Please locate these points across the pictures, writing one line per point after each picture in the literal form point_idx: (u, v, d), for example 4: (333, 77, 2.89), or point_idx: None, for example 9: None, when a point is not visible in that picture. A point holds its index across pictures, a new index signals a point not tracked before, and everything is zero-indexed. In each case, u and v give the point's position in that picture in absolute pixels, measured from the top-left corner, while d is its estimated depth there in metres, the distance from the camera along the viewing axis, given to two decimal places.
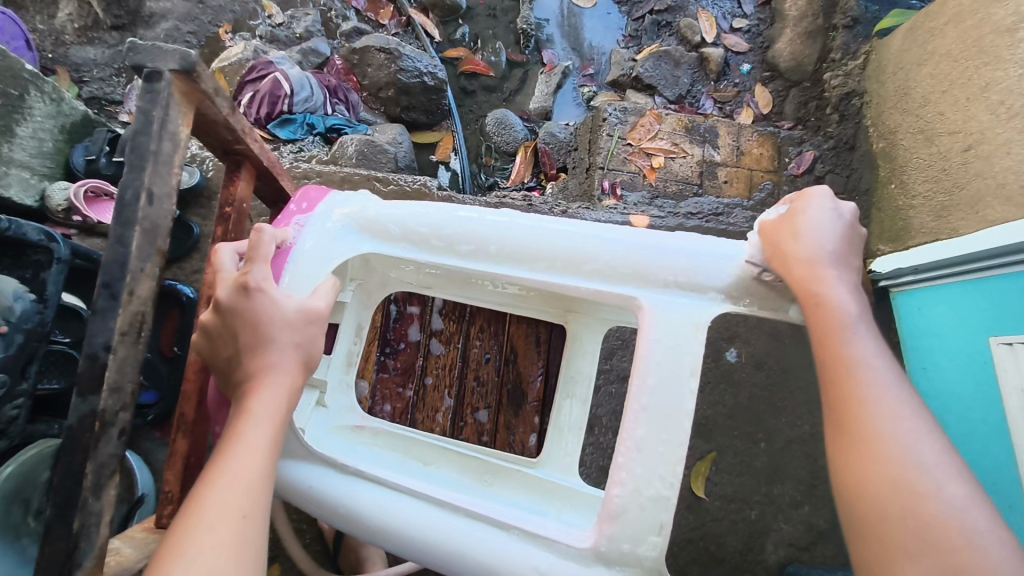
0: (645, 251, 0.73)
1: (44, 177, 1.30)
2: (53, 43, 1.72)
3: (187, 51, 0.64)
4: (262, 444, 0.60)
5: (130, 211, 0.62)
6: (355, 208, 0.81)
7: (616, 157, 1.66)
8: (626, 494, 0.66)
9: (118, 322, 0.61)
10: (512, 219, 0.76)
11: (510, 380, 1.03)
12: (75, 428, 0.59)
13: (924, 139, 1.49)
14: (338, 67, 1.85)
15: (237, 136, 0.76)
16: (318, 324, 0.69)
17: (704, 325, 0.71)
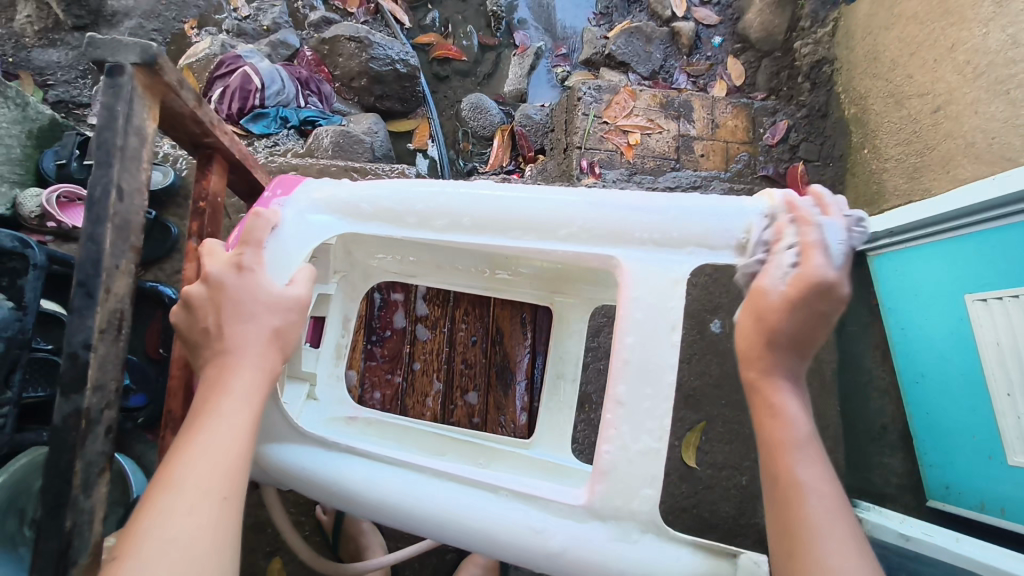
0: (622, 211, 0.73)
1: (15, 184, 1.29)
2: (13, 46, 1.68)
3: (148, 44, 0.63)
4: (240, 425, 0.60)
5: (100, 207, 0.61)
6: (328, 190, 0.80)
7: (593, 135, 1.67)
8: (615, 450, 0.68)
9: (96, 320, 0.61)
10: (485, 192, 0.76)
11: (498, 361, 1.03)
12: (60, 428, 0.60)
13: (894, 103, 1.51)
14: (308, 58, 1.82)
15: (206, 128, 0.76)
16: (297, 313, 0.69)
17: (684, 278, 0.72)
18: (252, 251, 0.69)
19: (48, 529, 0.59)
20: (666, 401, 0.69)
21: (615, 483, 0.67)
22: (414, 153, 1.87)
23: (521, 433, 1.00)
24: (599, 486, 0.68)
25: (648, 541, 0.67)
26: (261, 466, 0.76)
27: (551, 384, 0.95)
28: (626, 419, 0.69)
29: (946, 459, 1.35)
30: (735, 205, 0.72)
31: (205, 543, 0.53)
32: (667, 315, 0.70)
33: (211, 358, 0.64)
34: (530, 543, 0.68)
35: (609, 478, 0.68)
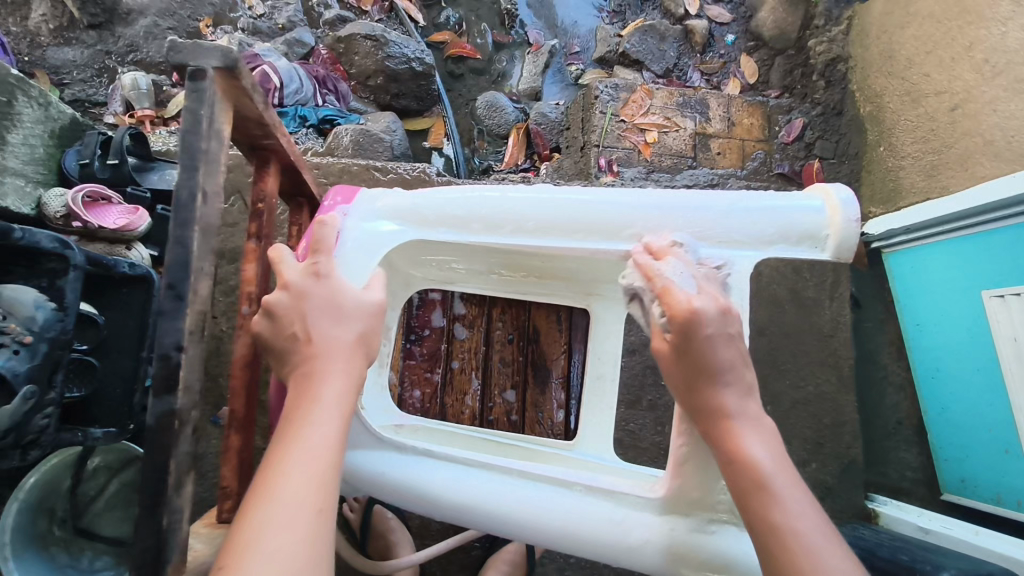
0: (680, 210, 0.74)
1: (39, 184, 1.28)
2: (28, 45, 1.68)
3: (228, 47, 0.62)
4: (332, 431, 0.61)
5: (186, 211, 0.59)
6: (389, 198, 0.81)
7: (610, 134, 1.67)
8: (688, 441, 0.70)
9: (186, 322, 0.59)
10: (549, 194, 0.77)
11: (534, 361, 1.04)
12: (152, 430, 0.57)
13: (910, 101, 1.53)
14: (324, 56, 1.82)
15: (268, 131, 0.74)
16: (376, 316, 0.70)
17: (743, 271, 0.75)
18: (325, 258, 0.69)
19: (144, 532, 0.57)
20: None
21: (686, 481, 0.70)
22: (429, 151, 1.88)
23: (557, 431, 1.01)
24: (676, 480, 0.70)
25: (726, 533, 0.69)
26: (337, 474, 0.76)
27: (591, 385, 0.96)
28: (701, 412, 0.70)
29: (962, 454, 1.38)
30: (790, 201, 0.74)
31: (304, 551, 0.54)
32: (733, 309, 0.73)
33: (298, 364, 0.65)
34: (614, 539, 0.69)
35: (684, 466, 0.70)
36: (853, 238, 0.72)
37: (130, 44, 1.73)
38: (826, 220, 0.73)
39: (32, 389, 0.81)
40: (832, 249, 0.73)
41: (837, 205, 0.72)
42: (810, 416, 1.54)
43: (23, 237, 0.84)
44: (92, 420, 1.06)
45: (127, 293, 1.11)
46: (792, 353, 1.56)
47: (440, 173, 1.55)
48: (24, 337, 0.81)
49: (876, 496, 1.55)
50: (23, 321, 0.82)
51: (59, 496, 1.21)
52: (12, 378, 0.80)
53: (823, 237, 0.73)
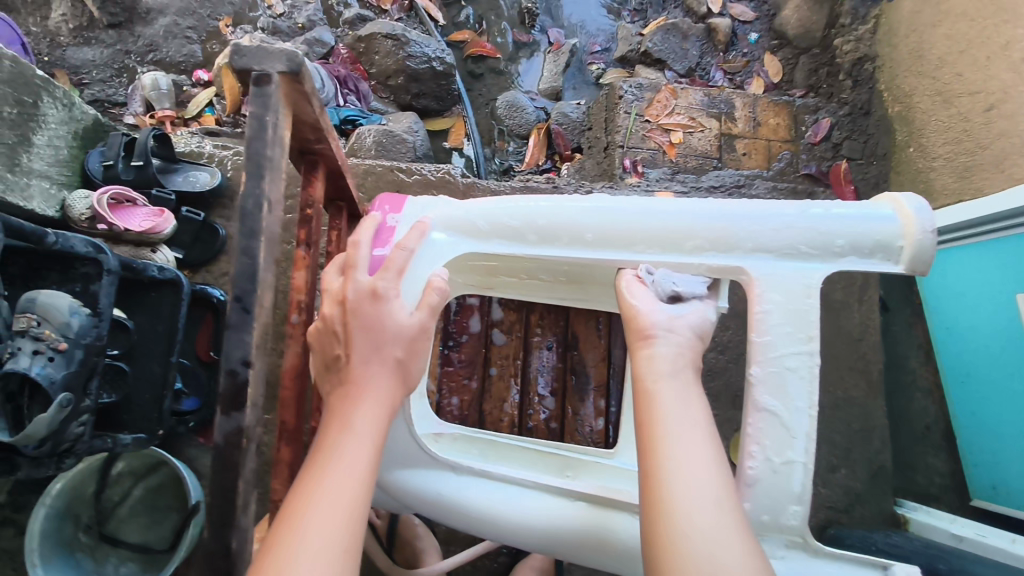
0: (747, 222, 0.73)
1: (63, 186, 1.26)
2: (48, 45, 1.68)
3: (294, 52, 0.61)
4: (363, 462, 0.59)
5: (253, 221, 0.59)
6: (443, 210, 0.82)
7: (635, 134, 1.65)
8: (759, 465, 0.69)
9: (253, 337, 0.59)
10: (606, 204, 0.77)
11: (572, 366, 1.02)
12: (223, 447, 0.57)
13: (942, 101, 1.50)
14: (344, 56, 1.81)
15: (322, 135, 0.71)
16: (420, 343, 0.67)
17: (817, 285, 0.72)
18: (390, 278, 0.68)
19: (211, 549, 0.57)
20: (808, 419, 0.69)
21: (758, 505, 0.68)
22: (450, 152, 1.86)
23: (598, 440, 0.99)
24: (747, 504, 0.69)
25: (794, 557, 0.69)
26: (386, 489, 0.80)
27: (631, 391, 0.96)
28: (769, 433, 0.69)
29: (992, 459, 1.36)
30: (862, 210, 0.71)
31: None
32: (805, 324, 0.70)
33: (336, 392, 0.64)
34: None
35: (754, 490, 0.69)
36: (929, 249, 0.70)
37: (149, 44, 1.72)
38: (900, 230, 0.70)
39: (67, 396, 0.80)
40: (907, 261, 0.71)
41: (910, 214, 0.70)
42: (838, 421, 1.52)
43: (56, 241, 0.82)
44: (122, 424, 1.05)
45: (156, 296, 1.10)
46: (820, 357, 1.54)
47: (464, 174, 1.54)
48: (58, 343, 0.80)
49: (905, 503, 1.52)
50: (58, 327, 0.80)
51: (83, 503, 1.21)
52: (49, 386, 0.79)
53: (896, 248, 0.71)
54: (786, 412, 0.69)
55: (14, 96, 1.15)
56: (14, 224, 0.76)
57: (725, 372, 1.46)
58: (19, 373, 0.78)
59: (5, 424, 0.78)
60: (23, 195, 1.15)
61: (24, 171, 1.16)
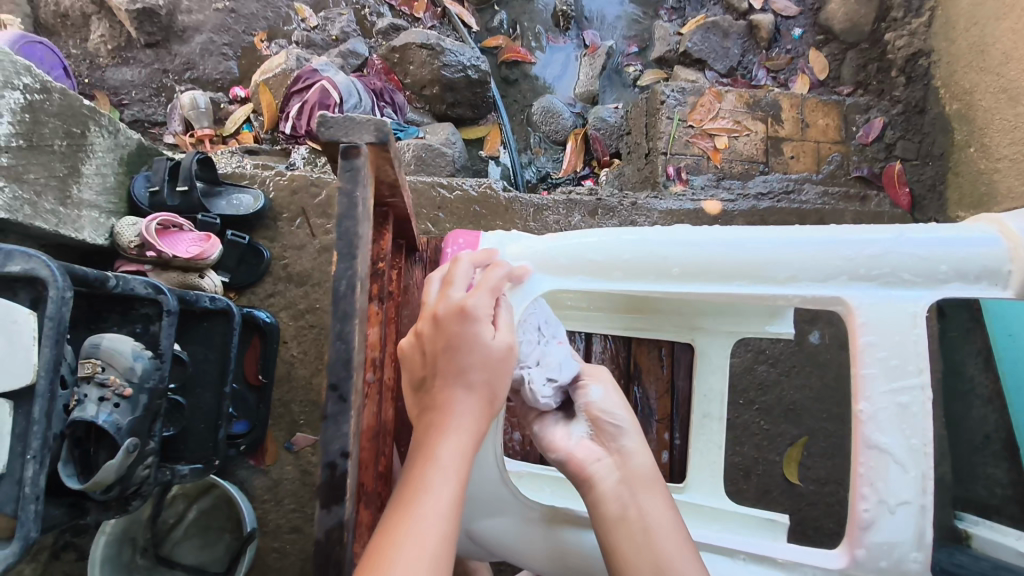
0: (842, 248, 0.69)
1: (111, 214, 1.26)
2: (88, 67, 1.69)
3: (381, 120, 0.59)
4: (448, 497, 0.56)
5: (346, 302, 0.55)
6: (521, 246, 0.79)
7: (678, 140, 1.61)
8: (873, 508, 0.67)
9: (351, 425, 0.54)
10: (695, 236, 0.73)
11: (632, 398, 0.99)
12: (321, 544, 0.53)
13: (1007, 99, 1.41)
14: (378, 66, 1.79)
15: (397, 190, 0.69)
16: (506, 365, 0.63)
17: (923, 313, 0.68)
18: (482, 296, 0.65)
19: None
20: (923, 458, 0.67)
21: (874, 550, 0.67)
22: (486, 160, 1.84)
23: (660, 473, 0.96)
24: (861, 548, 0.67)
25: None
26: (480, 540, 0.78)
27: (698, 422, 0.94)
28: (883, 476, 0.67)
29: None
30: (964, 235, 0.68)
31: None
32: (913, 356, 0.67)
33: (422, 415, 0.62)
34: None
35: (871, 533, 0.67)
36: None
37: (186, 62, 1.72)
38: (1008, 253, 0.67)
39: (133, 441, 0.79)
40: (1017, 285, 0.67)
41: (1018, 234, 0.66)
42: None
43: (117, 285, 0.81)
44: (179, 456, 1.04)
45: (208, 326, 1.08)
46: None
47: (505, 187, 1.51)
48: (124, 389, 0.79)
49: (965, 516, 1.44)
50: (121, 372, 0.80)
51: (141, 527, 1.19)
52: (115, 432, 0.78)
53: (1004, 272, 0.67)
54: (898, 449, 0.67)
55: (63, 128, 1.14)
56: (80, 272, 0.76)
57: (779, 385, 1.42)
58: (85, 421, 0.77)
59: (74, 472, 0.77)
60: (74, 226, 1.16)
61: (74, 203, 1.16)
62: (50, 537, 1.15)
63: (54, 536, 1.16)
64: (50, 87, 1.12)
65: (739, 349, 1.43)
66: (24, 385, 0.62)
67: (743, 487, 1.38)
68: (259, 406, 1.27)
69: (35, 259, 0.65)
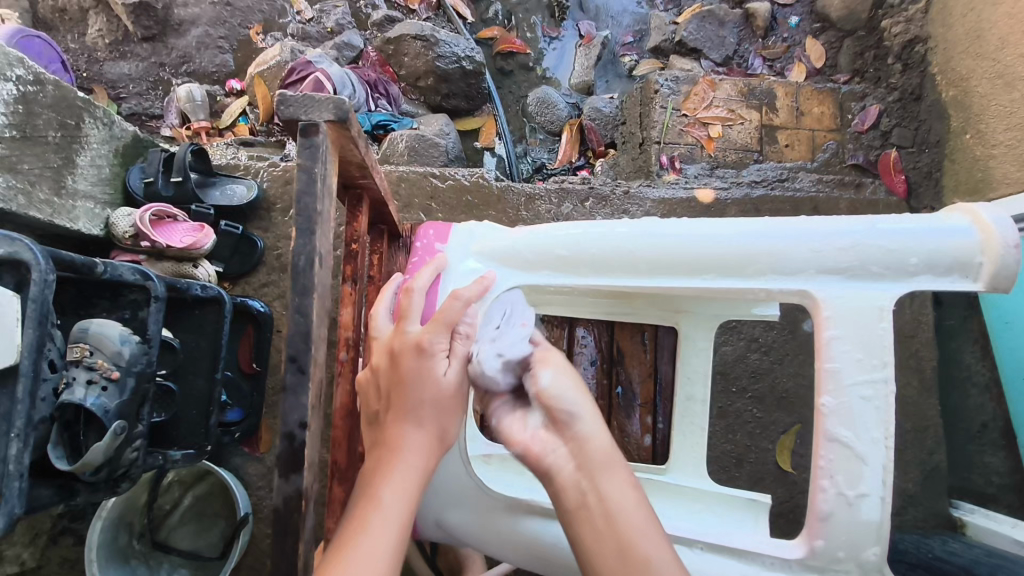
0: (809, 237, 0.69)
1: (106, 205, 1.28)
2: (87, 61, 1.71)
3: (341, 99, 0.59)
4: (392, 537, 0.55)
5: (305, 277, 0.56)
6: (490, 242, 0.81)
7: (672, 129, 1.60)
8: (831, 498, 0.67)
9: (309, 397, 0.56)
10: (660, 230, 0.74)
11: (616, 383, 1.00)
12: (280, 511, 0.55)
13: (1003, 85, 1.40)
14: (373, 58, 1.81)
15: (366, 172, 0.69)
16: (458, 405, 0.65)
17: (891, 307, 0.67)
18: (440, 330, 0.66)
19: None
20: (885, 450, 0.66)
21: (837, 533, 0.67)
22: (481, 151, 1.84)
23: (643, 457, 0.98)
24: (820, 540, 0.67)
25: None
26: (450, 531, 0.80)
27: (682, 406, 0.94)
28: (840, 469, 0.67)
29: None
30: (935, 226, 0.67)
31: None
32: (878, 350, 0.67)
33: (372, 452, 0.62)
34: None
35: (828, 525, 0.67)
36: (1012, 264, 0.65)
37: (183, 55, 1.73)
38: (979, 244, 0.66)
39: (120, 423, 0.81)
40: (987, 278, 0.66)
41: (990, 225, 0.66)
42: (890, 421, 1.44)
43: (106, 271, 0.82)
44: (172, 441, 1.05)
45: (200, 314, 1.10)
46: None
47: (497, 177, 1.51)
48: (112, 373, 0.81)
49: (961, 504, 1.44)
50: (110, 356, 0.81)
51: (136, 511, 1.21)
52: (103, 415, 0.80)
53: (975, 265, 0.66)
54: (860, 442, 0.66)
55: (57, 119, 1.16)
56: (66, 258, 0.77)
57: (771, 373, 1.41)
58: (74, 404, 0.78)
59: (64, 453, 0.79)
60: (70, 216, 1.17)
61: (69, 194, 1.18)
62: (49, 521, 1.17)
63: (53, 520, 1.18)
64: (43, 79, 1.14)
65: (731, 337, 1.43)
66: (7, 365, 0.64)
67: (735, 475, 1.38)
68: (252, 393, 1.29)
69: (19, 242, 0.67)
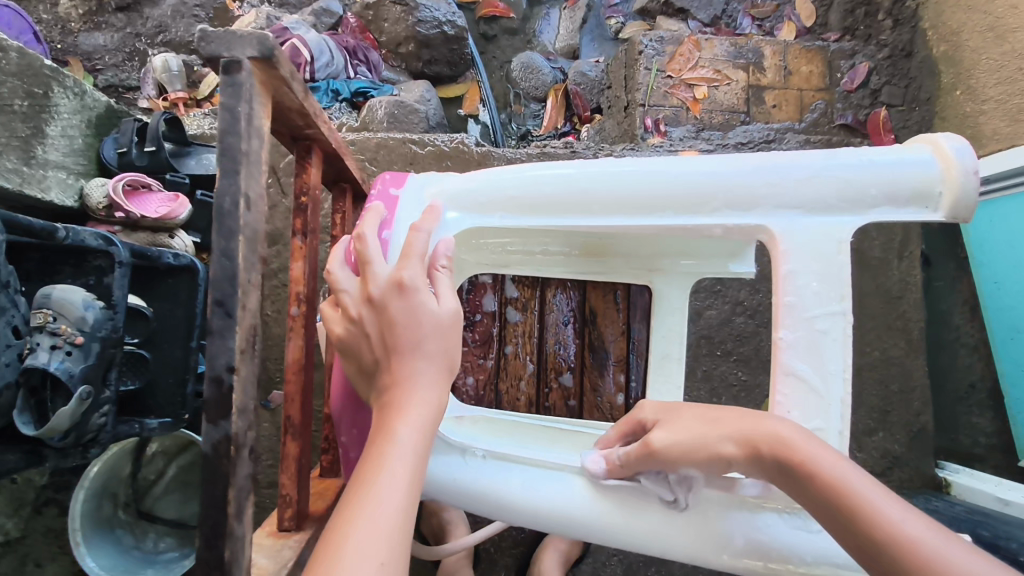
0: (766, 174, 0.67)
1: (80, 176, 1.26)
2: (60, 32, 1.68)
3: (264, 34, 0.56)
4: (406, 473, 0.54)
5: (231, 220, 0.54)
6: (439, 186, 0.78)
7: (656, 91, 1.57)
8: None
9: (237, 341, 0.54)
10: (616, 168, 0.71)
11: (591, 343, 0.99)
12: (210, 457, 0.54)
13: (994, 38, 1.37)
14: (353, 25, 1.75)
15: (310, 119, 0.67)
16: (456, 330, 0.61)
17: (848, 239, 0.67)
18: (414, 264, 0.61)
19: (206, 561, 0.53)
20: (841, 384, 0.67)
21: None
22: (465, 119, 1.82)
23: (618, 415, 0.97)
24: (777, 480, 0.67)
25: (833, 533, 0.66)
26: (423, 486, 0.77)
27: (658, 364, 0.94)
28: (797, 404, 0.67)
29: None
30: (892, 155, 0.65)
31: None
32: (836, 284, 0.67)
33: (382, 388, 0.60)
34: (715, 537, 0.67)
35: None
36: (971, 194, 0.64)
37: (158, 25, 1.71)
38: (939, 175, 0.64)
39: (87, 388, 0.80)
40: (947, 207, 0.64)
41: (949, 155, 0.64)
42: (877, 383, 1.43)
43: (67, 236, 0.82)
44: (149, 409, 1.05)
45: (173, 283, 1.09)
46: (859, 318, 1.44)
47: (478, 142, 1.49)
48: (76, 337, 0.81)
49: (947, 465, 1.44)
50: (73, 322, 0.81)
51: (121, 482, 1.22)
52: (68, 380, 0.79)
53: (935, 194, 0.65)
54: (815, 378, 0.67)
55: (23, 88, 1.14)
56: (23, 222, 0.76)
57: (756, 336, 1.41)
58: (38, 368, 0.77)
59: (31, 419, 0.79)
60: (40, 186, 1.16)
61: (39, 163, 1.17)
62: (33, 491, 1.18)
63: (37, 491, 1.19)
64: (6, 45, 1.12)
65: (716, 301, 1.41)
66: None
67: None
68: None
69: None
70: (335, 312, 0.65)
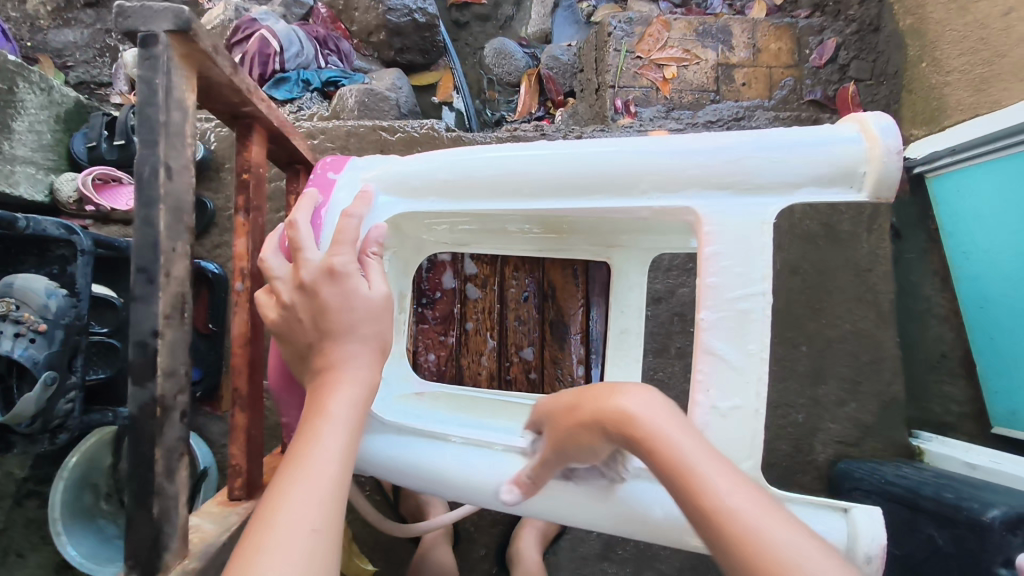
0: (695, 154, 0.68)
1: (50, 171, 1.27)
2: (30, 30, 1.68)
3: (179, 7, 0.57)
4: (339, 449, 0.56)
5: (150, 189, 0.56)
6: (376, 170, 0.79)
7: (626, 72, 1.58)
8: (706, 411, 0.68)
9: (161, 306, 0.56)
10: (550, 150, 0.72)
11: (550, 319, 1.02)
12: (138, 417, 0.57)
13: (957, 9, 1.37)
14: (324, 16, 1.75)
15: (244, 97, 0.68)
16: (388, 313, 0.64)
17: (772, 220, 0.68)
18: (347, 251, 0.64)
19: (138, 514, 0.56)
20: (760, 364, 0.68)
21: None
22: (439, 106, 1.83)
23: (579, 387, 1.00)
24: None
25: None
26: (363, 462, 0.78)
27: (617, 338, 0.95)
28: (720, 381, 0.68)
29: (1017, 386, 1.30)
30: (819, 135, 0.67)
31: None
32: (756, 265, 0.68)
33: (317, 370, 0.62)
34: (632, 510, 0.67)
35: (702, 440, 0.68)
36: (894, 172, 0.65)
37: None
38: (864, 153, 0.66)
39: (49, 374, 0.82)
40: (870, 188, 0.67)
41: (875, 134, 0.65)
42: (847, 355, 1.45)
43: (27, 226, 0.83)
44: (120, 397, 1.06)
45: None
46: (827, 290, 1.46)
47: (449, 128, 1.49)
48: (40, 325, 0.81)
49: (920, 433, 1.45)
50: (35, 310, 0.82)
51: (101, 472, 1.24)
52: (32, 366, 0.80)
53: (859, 174, 0.66)
54: (736, 356, 0.67)
55: None
56: None
57: None
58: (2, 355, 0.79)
59: None
60: (8, 181, 1.17)
61: (7, 159, 1.17)
62: (13, 484, 1.20)
63: (17, 483, 1.21)
64: None
65: (687, 279, 1.43)
66: None
67: None
68: (206, 353, 1.30)
69: None
70: (267, 298, 0.66)
